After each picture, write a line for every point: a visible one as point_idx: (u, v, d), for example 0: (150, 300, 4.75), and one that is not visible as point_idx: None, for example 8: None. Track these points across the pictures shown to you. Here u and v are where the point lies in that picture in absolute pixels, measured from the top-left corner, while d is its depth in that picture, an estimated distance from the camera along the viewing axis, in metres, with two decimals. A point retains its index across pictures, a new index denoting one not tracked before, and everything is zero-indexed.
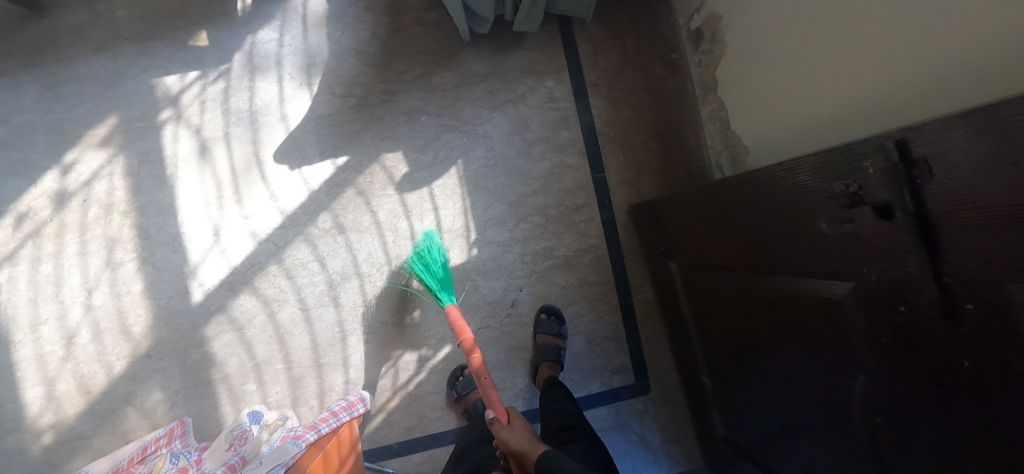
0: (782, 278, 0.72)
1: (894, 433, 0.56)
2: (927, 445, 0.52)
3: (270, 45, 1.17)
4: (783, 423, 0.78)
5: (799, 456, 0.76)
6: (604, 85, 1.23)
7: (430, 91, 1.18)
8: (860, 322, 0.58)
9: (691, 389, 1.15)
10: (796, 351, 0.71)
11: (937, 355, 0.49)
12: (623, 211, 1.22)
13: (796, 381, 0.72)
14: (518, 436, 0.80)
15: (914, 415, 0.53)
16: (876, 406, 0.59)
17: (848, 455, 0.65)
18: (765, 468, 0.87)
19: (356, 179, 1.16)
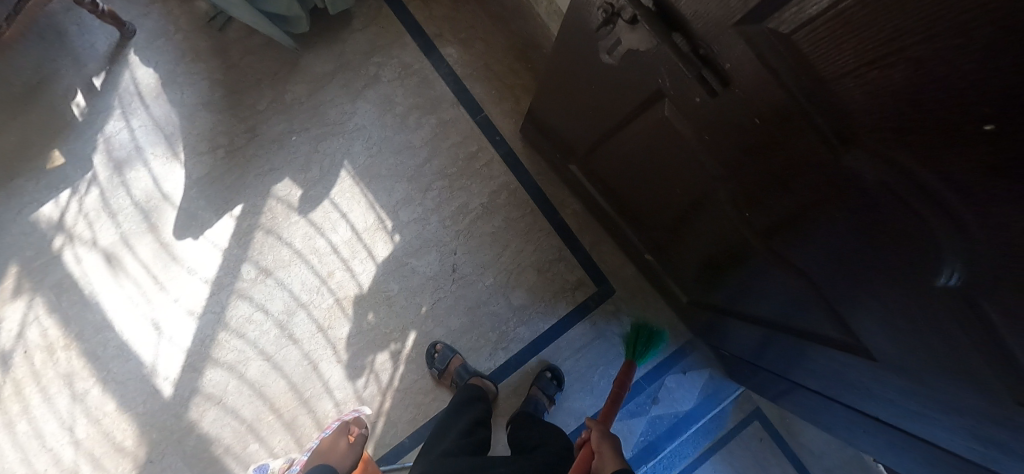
0: (635, 130, 0.73)
1: (764, 208, 0.58)
2: (783, 204, 0.54)
3: (122, 135, 1.16)
4: (727, 259, 0.79)
5: (750, 283, 0.77)
6: (447, 32, 1.22)
7: (289, 110, 1.18)
8: (692, 132, 0.60)
9: (646, 267, 1.20)
10: (688, 187, 0.73)
11: (738, 121, 0.50)
12: (517, 140, 1.22)
13: (705, 213, 0.74)
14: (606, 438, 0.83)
15: (763, 183, 0.54)
16: (741, 193, 0.61)
17: (768, 258, 0.66)
18: (729, 295, 0.91)
19: (258, 220, 1.17)
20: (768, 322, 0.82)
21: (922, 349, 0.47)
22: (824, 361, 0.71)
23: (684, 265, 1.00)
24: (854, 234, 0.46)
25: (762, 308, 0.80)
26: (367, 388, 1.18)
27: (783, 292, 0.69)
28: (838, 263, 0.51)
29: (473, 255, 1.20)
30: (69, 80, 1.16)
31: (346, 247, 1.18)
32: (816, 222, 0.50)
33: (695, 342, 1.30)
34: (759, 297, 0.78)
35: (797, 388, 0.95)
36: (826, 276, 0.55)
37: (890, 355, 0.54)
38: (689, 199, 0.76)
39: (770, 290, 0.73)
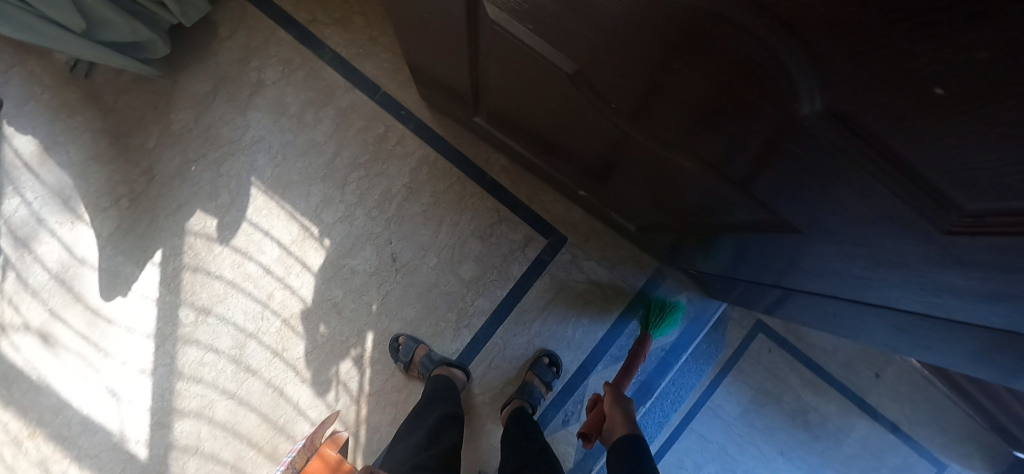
0: (497, 59, 0.65)
1: (629, 95, 0.49)
2: (640, 80, 0.45)
3: (21, 211, 1.10)
4: (647, 171, 0.72)
5: (677, 188, 0.70)
6: (320, 13, 1.13)
7: (181, 140, 1.12)
8: (534, 40, 0.52)
9: (590, 206, 1.12)
10: (571, 110, 0.65)
11: None
12: (423, 109, 1.14)
13: (600, 130, 0.66)
14: (618, 404, 0.98)
15: (612, 65, 0.46)
16: (604, 89, 0.52)
17: (672, 155, 0.59)
18: (668, 205, 0.83)
19: (182, 261, 1.12)
20: (713, 225, 0.75)
21: (834, 196, 0.40)
22: (771, 246, 0.65)
23: (620, 192, 0.93)
24: (720, 87, 0.38)
25: (701, 212, 0.73)
26: (339, 400, 1.14)
27: (704, 188, 0.62)
28: (726, 130, 0.44)
29: (410, 239, 1.14)
30: None
31: (279, 265, 1.13)
32: (678, 89, 0.42)
33: (666, 270, 1.21)
34: (691, 200, 0.71)
35: (765, 287, 0.88)
36: (724, 152, 0.48)
37: (816, 217, 0.47)
38: (581, 122, 0.68)
39: (695, 189, 0.66)
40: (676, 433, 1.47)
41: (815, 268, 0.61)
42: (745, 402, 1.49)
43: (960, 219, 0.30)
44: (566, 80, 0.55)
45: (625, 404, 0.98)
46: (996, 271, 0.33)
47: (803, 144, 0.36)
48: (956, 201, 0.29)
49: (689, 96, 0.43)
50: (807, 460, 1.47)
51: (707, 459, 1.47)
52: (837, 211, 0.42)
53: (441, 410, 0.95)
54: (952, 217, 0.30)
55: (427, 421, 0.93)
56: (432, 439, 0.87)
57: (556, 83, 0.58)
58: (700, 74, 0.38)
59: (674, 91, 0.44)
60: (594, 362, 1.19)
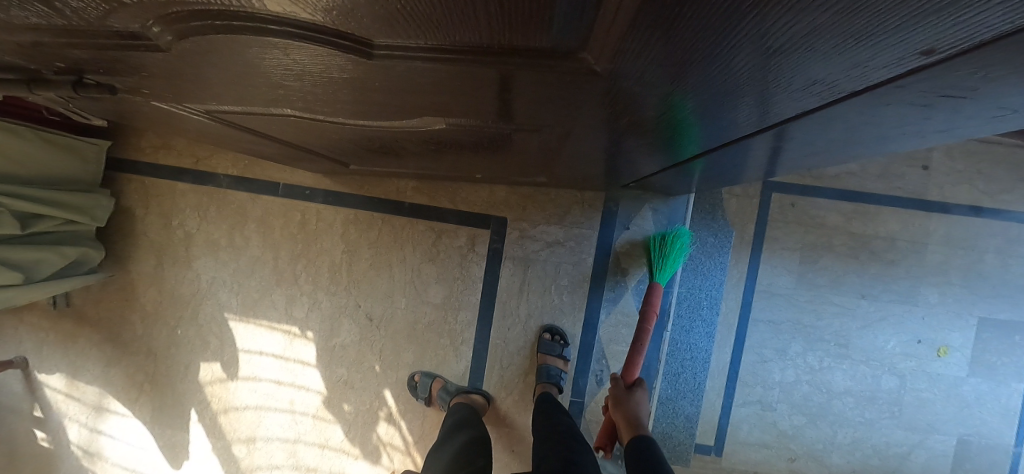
0: (279, 126, 0.64)
1: (369, 115, 0.51)
2: (353, 106, 0.47)
3: (83, 431, 1.28)
4: (487, 137, 0.72)
5: (517, 135, 0.69)
6: (200, 150, 1.21)
7: (158, 315, 1.24)
8: (253, 107, 0.50)
9: (507, 179, 1.10)
10: (376, 134, 0.65)
11: (218, 91, 0.44)
12: (323, 178, 1.19)
13: (412, 137, 0.66)
14: (623, 406, 0.92)
15: (324, 107, 0.47)
16: (357, 118, 0.53)
17: (465, 126, 0.57)
18: (547, 146, 0.81)
19: (213, 409, 1.24)
20: (579, 141, 0.74)
21: (553, 90, 0.39)
22: (618, 134, 0.63)
23: (502, 156, 0.90)
24: (380, 80, 0.37)
25: (558, 138, 0.72)
26: (394, 459, 1.20)
27: (520, 130, 0.61)
28: (441, 99, 0.43)
29: (373, 294, 1.18)
30: (21, 428, 1.29)
31: (285, 373, 1.22)
32: (372, 98, 0.43)
33: (616, 194, 1.15)
34: (538, 136, 0.70)
35: (685, 163, 0.83)
36: (473, 108, 0.47)
37: (584, 107, 0.46)
38: (396, 137, 0.68)
39: (523, 131, 0.64)
40: (742, 328, 1.38)
41: (657, 131, 0.59)
42: (796, 267, 1.37)
43: (590, 53, 0.30)
44: (334, 124, 0.57)
45: (631, 404, 0.93)
46: (691, 69, 0.31)
47: (469, 76, 0.35)
48: (564, 45, 0.29)
49: (386, 96, 0.42)
50: (896, 289, 1.36)
51: (787, 342, 1.38)
52: (576, 98, 0.41)
53: (464, 435, 0.96)
54: (588, 56, 0.30)
55: (456, 443, 0.94)
56: (464, 463, 0.87)
57: (338, 128, 0.61)
58: (357, 80, 0.37)
59: (376, 97, 0.43)
60: (596, 314, 1.16)
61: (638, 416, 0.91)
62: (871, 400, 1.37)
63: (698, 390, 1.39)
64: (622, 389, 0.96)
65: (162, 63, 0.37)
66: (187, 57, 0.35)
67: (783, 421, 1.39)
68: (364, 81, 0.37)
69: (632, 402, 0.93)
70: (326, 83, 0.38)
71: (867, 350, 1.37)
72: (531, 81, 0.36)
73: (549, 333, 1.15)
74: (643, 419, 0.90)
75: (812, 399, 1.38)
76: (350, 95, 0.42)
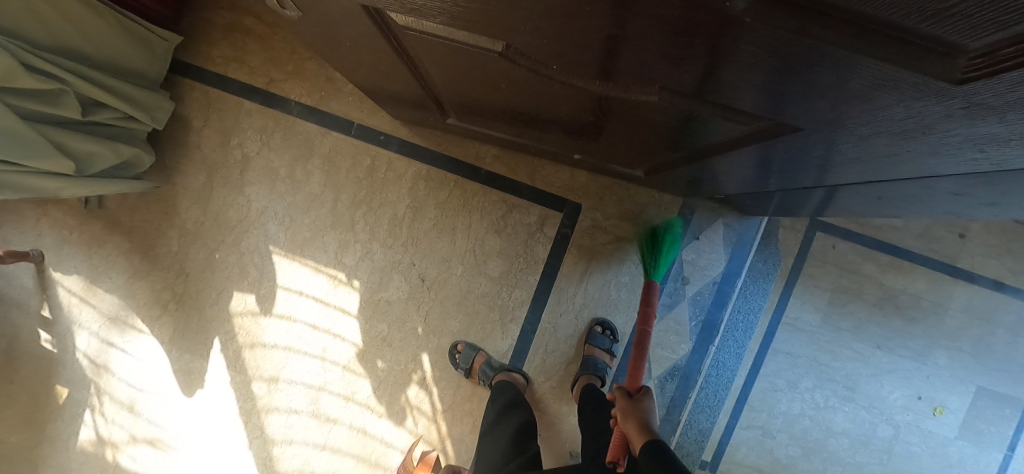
0: (440, 64, 0.59)
1: (576, 67, 0.47)
2: (579, 52, 0.43)
3: (93, 340, 1.22)
4: (636, 121, 0.67)
5: (673, 126, 0.65)
6: (275, 72, 1.15)
7: (198, 235, 1.18)
8: (460, 31, 0.46)
9: (594, 167, 1.08)
10: (537, 90, 0.60)
11: (455, 10, 0.40)
12: (400, 127, 1.14)
13: (571, 100, 0.61)
14: (631, 413, 0.82)
15: (546, 49, 0.44)
16: (551, 68, 0.50)
17: (653, 103, 0.53)
18: (678, 145, 0.78)
19: (238, 342, 1.19)
20: (723, 148, 0.71)
21: (846, 89, 0.36)
22: (789, 150, 0.61)
23: (611, 143, 0.88)
24: (675, 28, 0.33)
25: (708, 139, 0.68)
26: (418, 424, 1.18)
27: (701, 118, 0.57)
28: (700, 67, 0.39)
29: (430, 256, 1.15)
30: (25, 326, 1.22)
31: (322, 318, 1.17)
32: (618, 47, 0.40)
33: (692, 203, 1.15)
34: (692, 131, 0.67)
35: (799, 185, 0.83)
36: (707, 88, 0.44)
37: (827, 116, 0.43)
38: (551, 99, 0.63)
39: (692, 122, 0.61)
40: (760, 356, 1.21)
41: (838, 157, 0.57)
42: (823, 306, 1.22)
43: (967, 62, 0.26)
44: (512, 71, 0.53)
45: (640, 410, 0.83)
46: None
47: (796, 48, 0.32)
48: (957, 45, 0.25)
49: (648, 47, 0.38)
50: (911, 345, 1.23)
51: (800, 376, 1.23)
52: (840, 102, 0.38)
53: (518, 417, 1.00)
54: (961, 61, 0.26)
55: (509, 426, 0.98)
56: (518, 449, 0.93)
57: (504, 77, 0.57)
58: (653, 24, 0.34)
59: (633, 47, 0.39)
60: None
61: (649, 420, 0.81)
62: (864, 444, 1.24)
63: (714, 407, 1.22)
64: (631, 401, 0.85)
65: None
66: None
67: (781, 451, 1.23)
68: (660, 27, 0.34)
69: (640, 411, 0.83)
70: (610, 23, 0.35)
71: (872, 399, 1.23)
72: (849, 70, 0.33)
73: (599, 326, 1.14)
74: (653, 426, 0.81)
75: (811, 435, 1.23)
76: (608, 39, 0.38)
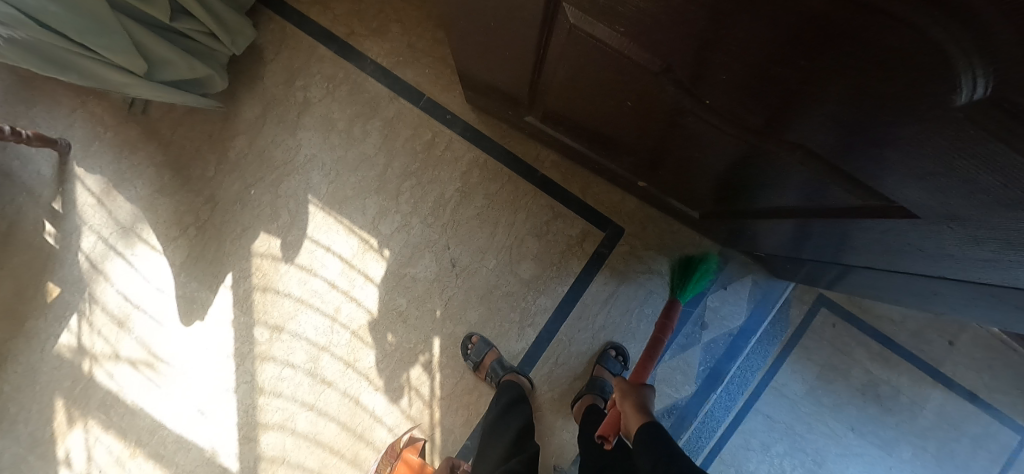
0: (566, 64, 0.61)
1: (726, 95, 0.48)
2: (741, 80, 0.44)
3: (99, 245, 1.17)
4: (735, 163, 0.69)
5: (774, 182, 0.66)
6: (358, 26, 1.14)
7: (237, 166, 1.15)
8: (622, 33, 0.47)
9: (649, 197, 1.09)
10: (653, 106, 0.62)
11: (640, 12, 0.41)
12: (468, 111, 1.14)
13: (682, 124, 0.63)
14: (628, 397, 0.90)
15: (709, 70, 0.45)
16: (695, 90, 0.51)
17: (774, 147, 0.55)
18: (760, 197, 0.78)
19: (252, 283, 1.16)
20: (810, 211, 0.72)
21: (1000, 195, 0.36)
22: (882, 230, 0.62)
23: (686, 177, 0.89)
24: (870, 80, 0.33)
25: (801, 200, 0.69)
26: (413, 405, 1.16)
27: (811, 177, 0.58)
28: (858, 128, 0.40)
29: (467, 245, 1.14)
30: (31, 214, 1.17)
31: (343, 279, 1.15)
32: (789, 83, 0.40)
33: (728, 253, 1.18)
34: (790, 187, 0.68)
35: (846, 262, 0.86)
36: (854, 147, 0.44)
37: (959, 208, 0.43)
38: (662, 118, 0.65)
39: (797, 178, 0.62)
40: (742, 412, 1.21)
41: (929, 247, 0.58)
42: (810, 379, 1.22)
43: None
44: (652, 84, 0.55)
45: (644, 397, 0.90)
46: None
47: (979, 154, 0.32)
48: None
49: (808, 92, 0.40)
50: (880, 434, 1.21)
51: (775, 440, 1.21)
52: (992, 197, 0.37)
53: (520, 419, 1.00)
54: None
55: (514, 426, 0.99)
56: (518, 447, 0.94)
57: (636, 88, 0.58)
58: (826, 75, 0.36)
59: (789, 88, 0.41)
60: (662, 352, 1.18)
61: (648, 406, 0.88)
62: None
63: (695, 452, 1.21)
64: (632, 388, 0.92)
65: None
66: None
67: None
68: (830, 78, 0.36)
69: (640, 398, 0.89)
70: (807, 62, 0.35)
71: None
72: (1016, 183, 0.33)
73: (613, 349, 1.14)
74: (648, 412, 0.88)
75: None
76: (770, 75, 0.41)
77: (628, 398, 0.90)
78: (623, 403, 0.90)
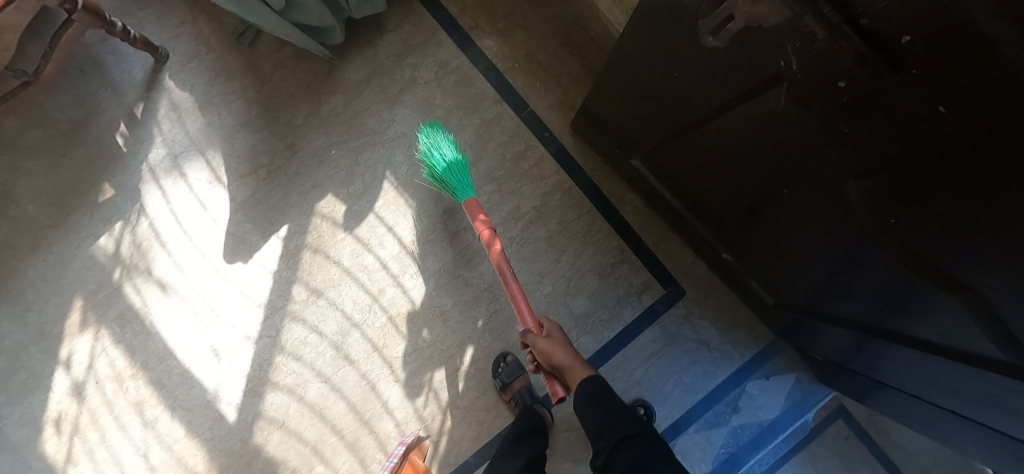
0: (731, 119, 0.60)
1: (908, 222, 0.48)
2: (941, 218, 0.43)
3: (165, 161, 1.15)
4: (827, 258, 0.69)
5: (893, 306, 0.64)
6: (484, 23, 1.15)
7: (326, 123, 1.14)
8: (834, 131, 0.47)
9: (722, 268, 1.08)
10: (791, 183, 0.61)
11: (877, 123, 0.41)
12: (567, 134, 1.13)
13: (805, 207, 0.63)
14: (557, 346, 0.83)
15: (913, 195, 0.44)
16: (876, 204, 0.50)
17: (891, 260, 0.55)
18: (852, 313, 0.76)
19: (305, 240, 1.14)
20: (875, 327, 0.73)
21: None
22: (956, 379, 0.61)
23: (766, 257, 0.88)
24: None
25: (905, 334, 0.67)
26: (427, 407, 1.12)
27: (909, 300, 0.59)
28: None
29: (528, 264, 1.12)
30: (111, 111, 1.16)
31: (396, 262, 1.13)
32: (996, 243, 0.39)
33: (780, 344, 1.15)
34: (900, 318, 0.65)
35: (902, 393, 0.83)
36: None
37: None
38: (788, 195, 0.65)
39: (888, 295, 0.63)
40: None
41: None
42: None
43: None
44: (828, 180, 0.54)
45: (556, 340, 0.84)
46: None
47: None
48: None
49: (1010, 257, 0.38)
50: None
51: None
52: None
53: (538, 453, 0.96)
54: None
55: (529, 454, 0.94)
56: None
57: (805, 175, 0.57)
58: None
59: (970, 229, 0.41)
60: (689, 422, 1.12)
61: (567, 343, 0.85)
62: None
63: None
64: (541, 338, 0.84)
65: (934, 81, 0.34)
66: (979, 117, 0.32)
67: None
68: None
69: (559, 341, 0.83)
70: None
71: None
72: None
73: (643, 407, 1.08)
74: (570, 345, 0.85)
75: None
76: (964, 218, 0.40)
77: (556, 346, 0.83)
78: (556, 357, 0.82)
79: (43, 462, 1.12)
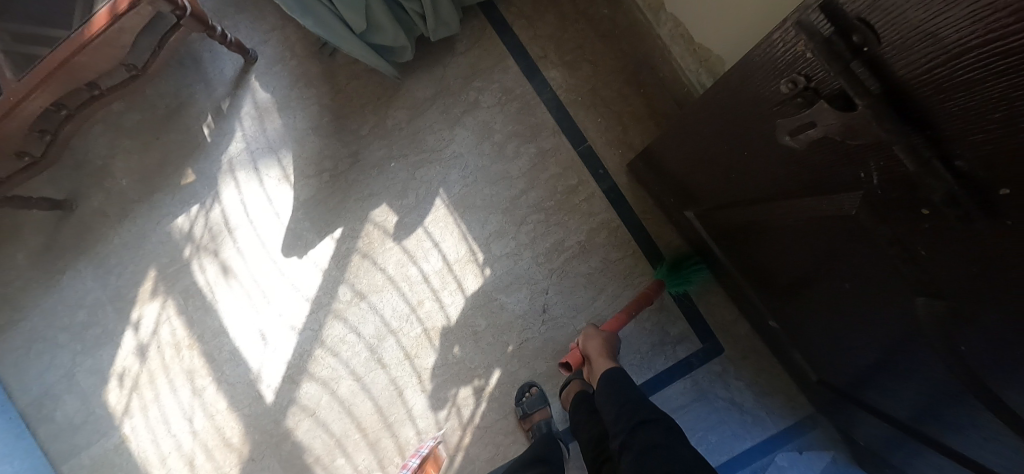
0: (798, 204, 0.58)
1: (976, 354, 0.45)
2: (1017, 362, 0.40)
3: (242, 155, 1.24)
4: (875, 354, 0.66)
5: (944, 423, 0.60)
6: (552, 54, 1.16)
7: (390, 136, 1.19)
8: (907, 249, 0.45)
9: (765, 332, 1.04)
10: (852, 278, 0.59)
11: (958, 256, 0.39)
12: (621, 174, 1.12)
13: (863, 304, 0.60)
14: (593, 341, 0.96)
15: (987, 331, 0.41)
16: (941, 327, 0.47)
17: (948, 381, 0.52)
18: (898, 415, 0.72)
19: (356, 244, 1.20)
20: (920, 435, 0.68)
21: None
22: None
23: (812, 335, 0.84)
24: None
25: (954, 453, 0.62)
26: (448, 421, 1.15)
27: (963, 422, 0.55)
28: None
29: (565, 298, 1.12)
30: (201, 103, 1.27)
31: (438, 277, 1.17)
32: None
33: (819, 418, 1.08)
34: (951, 437, 0.61)
35: None
36: None
37: None
38: (846, 288, 0.62)
39: (941, 411, 0.59)
40: None
41: None
42: None
43: None
44: (893, 289, 0.51)
45: (605, 339, 0.97)
46: None
47: None
48: None
49: None
50: None
51: None
52: None
53: None
54: None
55: None
56: None
57: (868, 276, 0.55)
58: None
59: None
60: None
61: (610, 349, 0.95)
62: None
63: None
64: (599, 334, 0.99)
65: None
66: None
67: None
68: None
69: (604, 339, 0.97)
70: None
71: None
72: None
73: None
74: (612, 352, 0.95)
75: None
76: None
77: (596, 340, 0.97)
78: (588, 344, 0.97)
79: (105, 410, 1.24)
